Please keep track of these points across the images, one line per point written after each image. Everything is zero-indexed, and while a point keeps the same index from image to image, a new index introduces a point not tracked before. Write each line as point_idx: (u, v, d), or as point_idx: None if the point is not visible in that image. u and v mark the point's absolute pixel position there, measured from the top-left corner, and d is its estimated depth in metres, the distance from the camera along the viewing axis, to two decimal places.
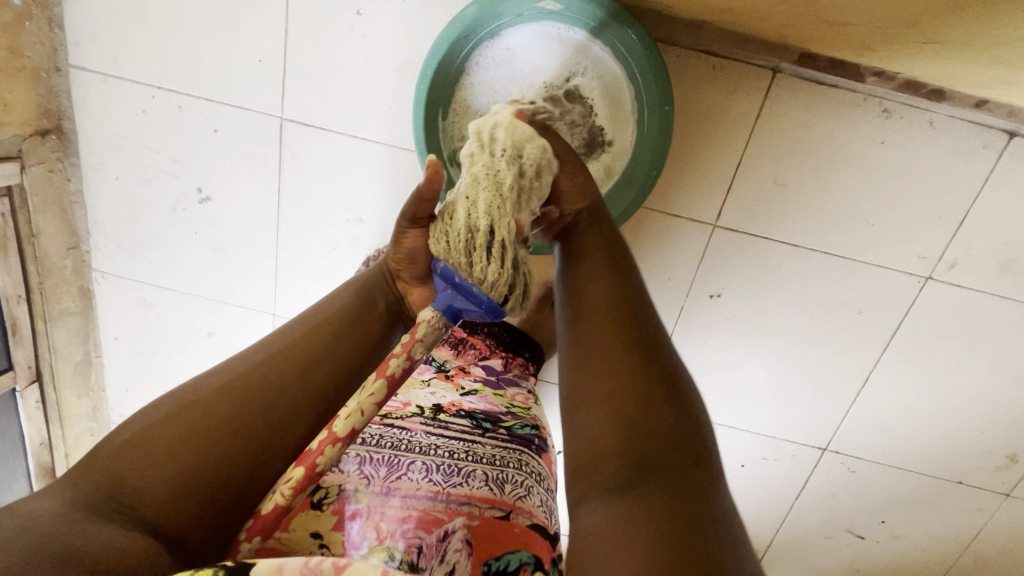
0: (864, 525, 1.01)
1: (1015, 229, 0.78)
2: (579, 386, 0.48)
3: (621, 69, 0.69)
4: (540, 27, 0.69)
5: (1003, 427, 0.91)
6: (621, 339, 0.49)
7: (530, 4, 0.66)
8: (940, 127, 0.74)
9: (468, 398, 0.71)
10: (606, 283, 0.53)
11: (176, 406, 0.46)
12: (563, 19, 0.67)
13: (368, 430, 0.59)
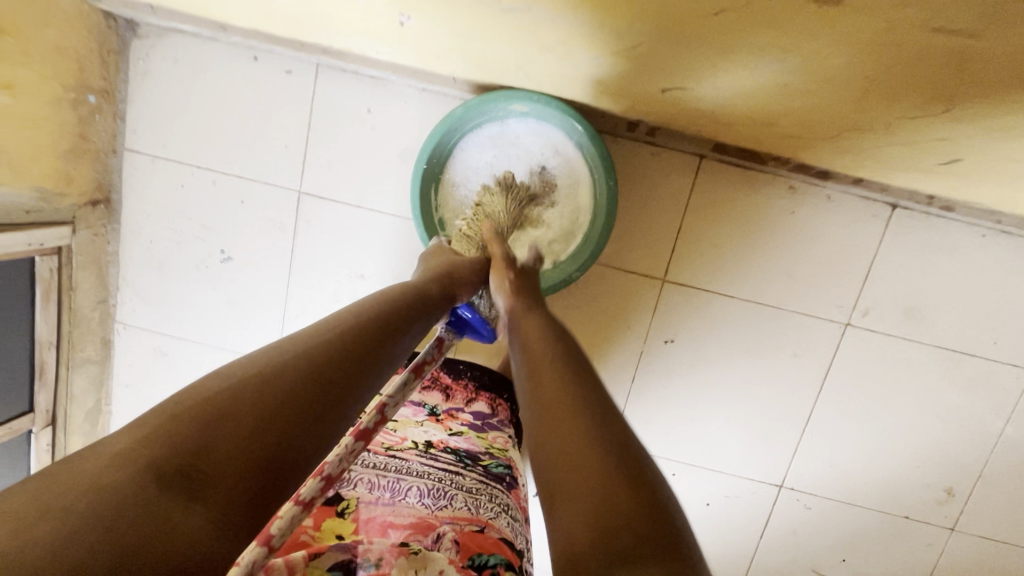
0: (827, 564, 1.06)
1: (911, 282, 0.94)
2: (536, 426, 0.52)
3: (577, 152, 0.86)
4: (513, 123, 0.87)
5: (936, 462, 1.01)
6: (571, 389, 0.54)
7: (504, 107, 0.84)
8: (837, 201, 0.91)
9: (454, 437, 0.81)
10: (557, 351, 0.61)
11: (257, 368, 0.47)
12: (530, 117, 0.86)
13: (376, 458, 0.68)
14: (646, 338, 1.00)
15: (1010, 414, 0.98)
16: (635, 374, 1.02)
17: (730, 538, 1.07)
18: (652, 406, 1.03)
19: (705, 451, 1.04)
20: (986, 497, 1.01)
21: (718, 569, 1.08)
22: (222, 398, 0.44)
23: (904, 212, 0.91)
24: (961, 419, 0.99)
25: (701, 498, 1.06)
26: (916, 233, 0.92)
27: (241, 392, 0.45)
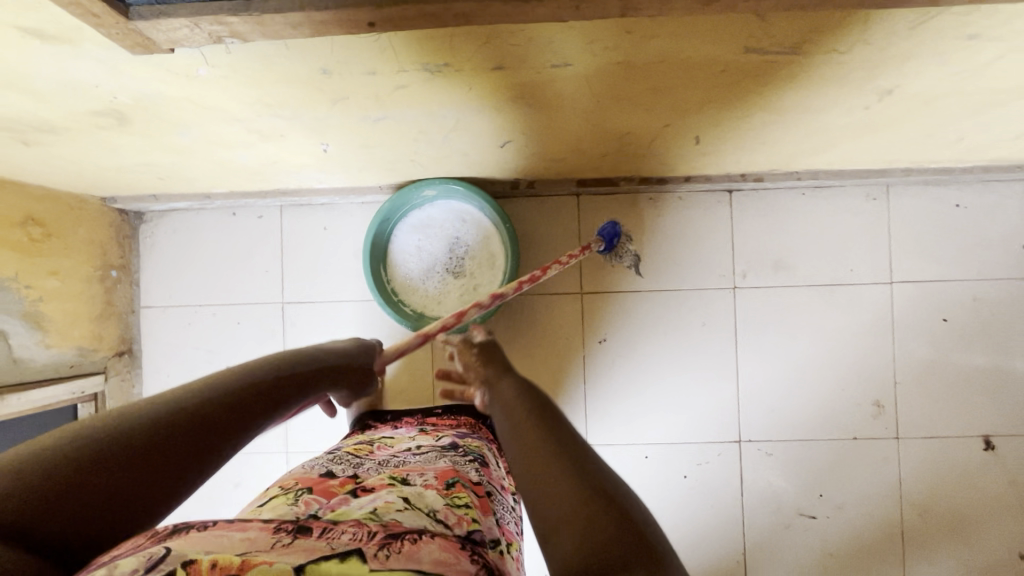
0: (808, 503, 1.17)
1: (769, 241, 1.18)
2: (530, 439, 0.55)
3: (481, 215, 1.14)
4: (430, 208, 1.16)
5: (856, 381, 1.17)
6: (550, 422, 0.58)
7: (419, 198, 1.13)
8: (687, 199, 1.18)
9: (440, 440, 0.85)
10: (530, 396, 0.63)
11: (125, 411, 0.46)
12: (440, 200, 1.14)
13: (370, 455, 0.76)
14: (585, 343, 1.20)
15: (892, 324, 1.18)
16: (587, 375, 1.20)
17: (716, 503, 1.18)
18: (611, 399, 1.19)
19: (667, 428, 1.19)
20: (908, 400, 1.17)
21: (717, 537, 1.17)
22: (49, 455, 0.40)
23: (740, 193, 1.18)
24: (857, 339, 1.18)
25: (679, 472, 1.19)
26: (756, 205, 1.18)
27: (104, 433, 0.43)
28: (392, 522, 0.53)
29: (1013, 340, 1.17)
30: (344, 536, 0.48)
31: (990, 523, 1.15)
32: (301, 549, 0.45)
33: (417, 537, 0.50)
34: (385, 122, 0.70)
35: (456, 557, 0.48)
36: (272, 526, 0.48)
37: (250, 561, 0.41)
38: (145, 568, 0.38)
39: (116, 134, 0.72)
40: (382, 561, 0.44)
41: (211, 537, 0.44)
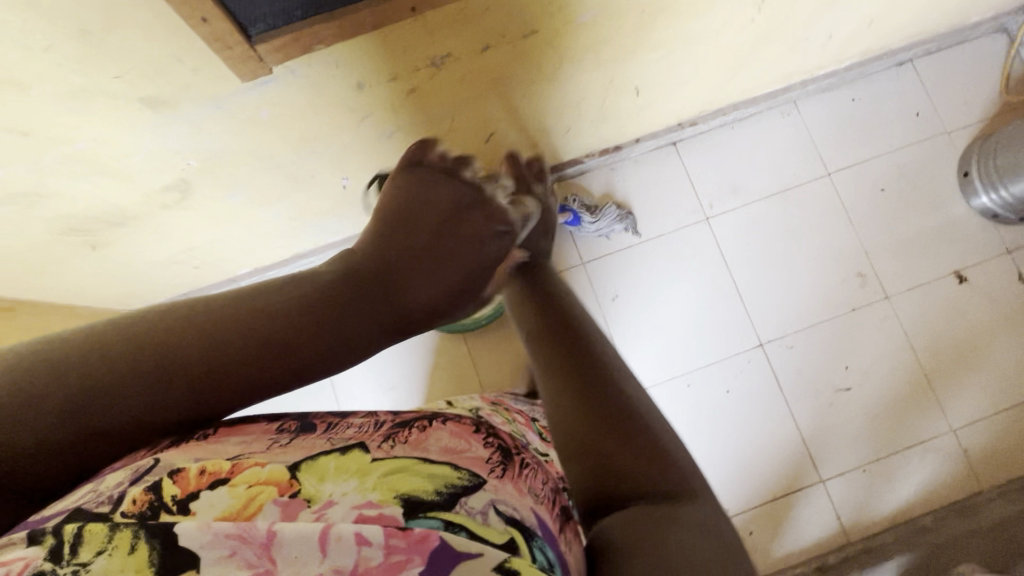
0: (839, 378, 1.29)
1: (720, 173, 1.37)
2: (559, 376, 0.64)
3: None
4: None
5: (836, 262, 1.34)
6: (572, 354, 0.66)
7: None
8: (642, 159, 1.37)
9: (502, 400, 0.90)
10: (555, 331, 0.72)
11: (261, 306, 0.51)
12: None
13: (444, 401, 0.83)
14: (600, 303, 1.33)
15: (845, 205, 1.36)
16: (612, 331, 1.32)
17: (763, 404, 1.28)
18: (640, 345, 1.31)
19: (697, 354, 1.31)
20: (884, 264, 1.34)
21: (777, 435, 1.27)
22: (191, 327, 0.46)
23: (683, 142, 1.38)
24: (821, 227, 1.35)
25: (721, 389, 1.29)
26: (699, 147, 1.38)
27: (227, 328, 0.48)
28: (401, 412, 0.57)
29: (942, 188, 1.37)
30: (351, 428, 0.50)
31: (993, 343, 1.30)
32: (301, 447, 0.46)
33: (426, 422, 0.53)
34: (397, 136, 0.86)
35: (462, 441, 0.51)
36: (274, 424, 0.50)
37: (240, 464, 0.42)
38: (133, 481, 0.39)
39: (174, 212, 0.85)
40: (387, 450, 0.46)
41: (211, 445, 0.45)
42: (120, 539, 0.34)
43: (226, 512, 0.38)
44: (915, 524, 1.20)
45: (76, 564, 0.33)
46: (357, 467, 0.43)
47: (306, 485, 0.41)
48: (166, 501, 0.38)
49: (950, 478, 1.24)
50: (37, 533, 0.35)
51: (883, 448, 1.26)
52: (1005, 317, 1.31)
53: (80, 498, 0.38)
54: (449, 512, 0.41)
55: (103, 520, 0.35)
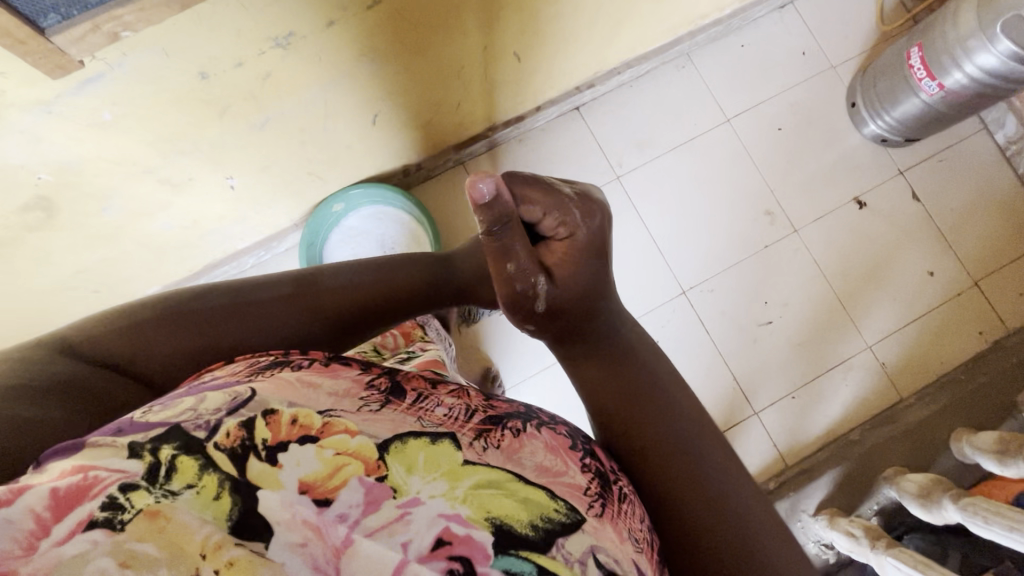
0: (761, 313, 1.34)
1: (624, 130, 1.40)
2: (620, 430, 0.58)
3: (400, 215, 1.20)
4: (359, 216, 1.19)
5: (746, 202, 1.38)
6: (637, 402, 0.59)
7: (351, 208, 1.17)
8: (546, 127, 1.38)
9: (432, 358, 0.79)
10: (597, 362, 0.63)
11: (236, 299, 0.57)
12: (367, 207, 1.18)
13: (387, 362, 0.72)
14: None
15: (746, 148, 1.41)
16: None
17: (692, 347, 1.33)
18: None
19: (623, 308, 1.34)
20: (790, 199, 1.39)
21: (709, 375, 1.32)
22: (181, 313, 0.54)
23: (585, 107, 1.39)
24: (726, 172, 1.39)
25: None
26: (601, 107, 1.40)
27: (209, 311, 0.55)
28: (492, 401, 0.54)
29: (836, 121, 1.43)
30: (440, 410, 0.48)
31: (898, 260, 1.37)
32: (390, 421, 0.44)
33: (521, 427, 0.49)
34: (271, 127, 0.84)
35: (561, 461, 0.48)
36: (364, 379, 0.49)
37: (332, 426, 0.42)
38: (230, 412, 0.40)
39: (48, 233, 0.82)
40: (477, 453, 0.44)
41: (305, 391, 0.44)
42: (207, 484, 0.35)
43: (310, 478, 0.38)
44: (845, 440, 1.27)
45: (166, 490, 0.34)
46: (449, 469, 0.41)
47: (394, 473, 0.40)
48: (258, 443, 0.39)
49: (873, 391, 1.31)
50: (138, 446, 0.36)
51: (809, 374, 1.32)
52: (905, 234, 1.38)
53: (183, 413, 0.39)
54: (544, 556, 0.40)
55: (196, 452, 0.37)
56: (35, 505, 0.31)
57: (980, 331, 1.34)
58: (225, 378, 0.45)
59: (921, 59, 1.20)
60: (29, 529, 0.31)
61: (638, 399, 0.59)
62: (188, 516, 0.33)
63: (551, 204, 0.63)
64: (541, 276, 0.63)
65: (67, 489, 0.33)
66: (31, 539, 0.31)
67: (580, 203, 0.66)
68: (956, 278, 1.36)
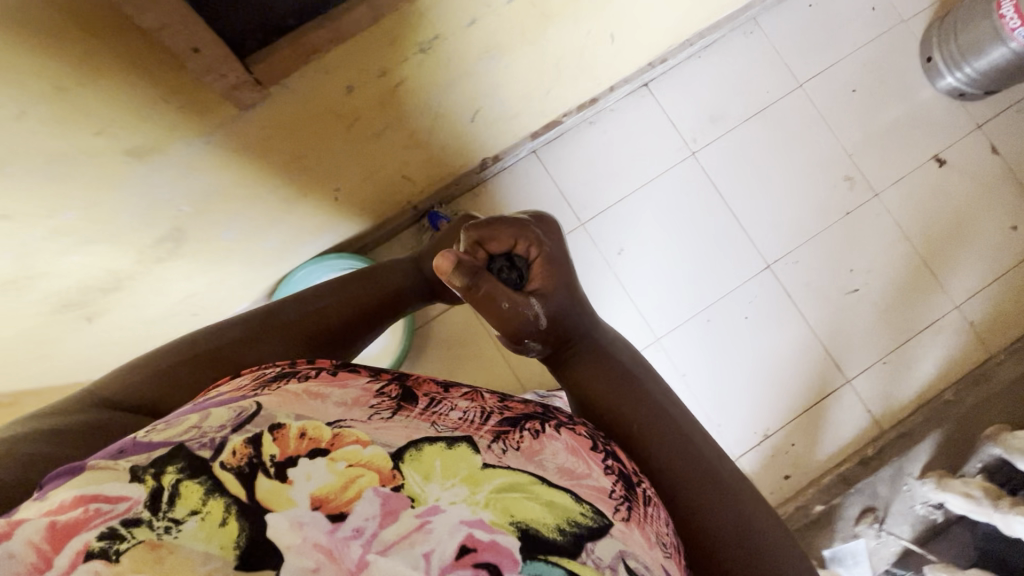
0: (846, 281, 1.33)
1: (694, 104, 1.35)
2: (614, 415, 0.59)
3: None
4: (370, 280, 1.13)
5: (822, 169, 1.36)
6: (622, 387, 0.61)
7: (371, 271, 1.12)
8: (616, 107, 1.34)
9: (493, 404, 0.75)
10: (587, 368, 0.64)
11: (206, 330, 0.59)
12: None
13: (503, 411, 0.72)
14: (604, 258, 1.32)
15: (821, 114, 1.37)
16: (625, 282, 1.32)
17: (782, 322, 1.32)
18: (656, 290, 1.32)
19: (706, 289, 1.32)
20: (868, 162, 1.36)
21: (800, 348, 1.31)
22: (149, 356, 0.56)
23: (653, 83, 1.35)
24: (800, 140, 1.36)
25: (739, 317, 1.32)
26: (670, 82, 1.35)
27: (175, 344, 0.57)
28: (508, 401, 0.52)
29: (910, 77, 1.38)
30: (454, 413, 0.47)
31: (981, 217, 1.35)
32: (401, 428, 0.43)
33: (540, 427, 0.48)
34: (387, 134, 0.82)
35: (584, 462, 0.46)
36: (374, 387, 0.47)
37: (341, 437, 0.40)
38: (234, 428, 0.39)
39: (170, 262, 0.79)
40: (497, 455, 0.43)
41: (311, 402, 0.43)
42: (212, 509, 0.35)
43: (322, 492, 0.37)
44: (941, 401, 1.27)
45: (169, 519, 0.34)
46: (468, 474, 0.40)
47: (410, 482, 0.39)
48: (265, 459, 0.38)
49: (963, 349, 1.31)
50: (140, 469, 0.36)
51: (897, 339, 1.32)
52: (987, 190, 1.36)
53: (188, 436, 0.39)
54: (574, 562, 0.38)
55: (202, 474, 0.36)
56: (34, 537, 0.32)
57: None
58: (231, 394, 0.45)
59: (1014, 8, 1.16)
60: (33, 562, 0.32)
61: (632, 389, 0.61)
62: (192, 548, 0.33)
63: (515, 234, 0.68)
64: (531, 302, 0.65)
65: (67, 521, 0.33)
66: (36, 568, 0.32)
67: (541, 225, 0.71)
68: None
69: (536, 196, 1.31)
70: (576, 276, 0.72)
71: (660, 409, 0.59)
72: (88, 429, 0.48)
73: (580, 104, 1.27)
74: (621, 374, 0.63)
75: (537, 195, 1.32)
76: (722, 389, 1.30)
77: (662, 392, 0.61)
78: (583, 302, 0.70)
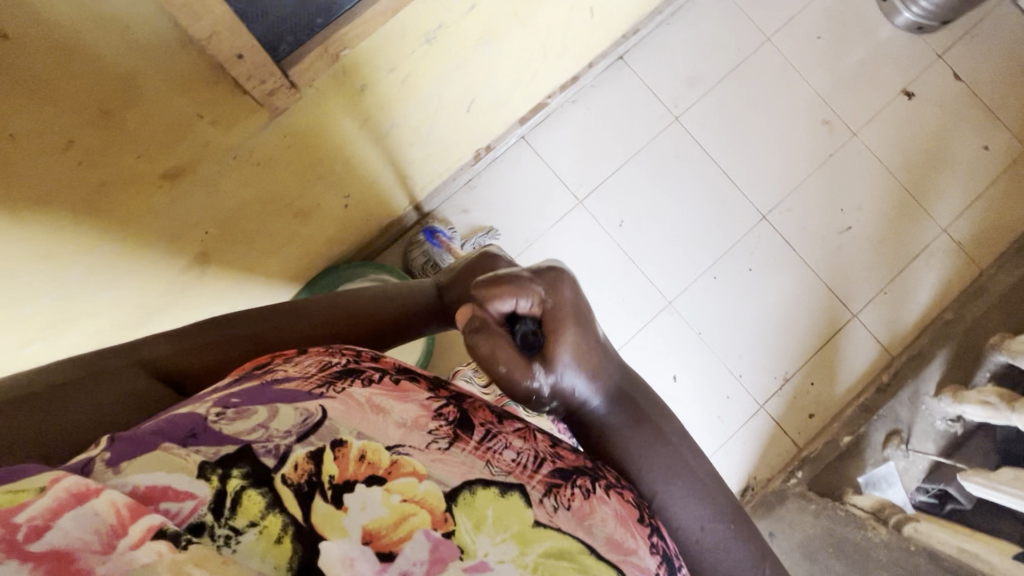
0: (839, 220, 1.38)
1: (669, 70, 1.38)
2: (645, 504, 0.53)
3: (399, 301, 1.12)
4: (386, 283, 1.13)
5: (801, 117, 1.40)
6: (650, 475, 0.53)
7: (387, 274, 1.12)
8: (596, 83, 1.36)
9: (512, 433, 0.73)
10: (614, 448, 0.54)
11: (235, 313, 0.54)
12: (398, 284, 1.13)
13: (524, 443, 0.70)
14: (607, 231, 1.34)
15: (791, 64, 1.41)
16: (630, 251, 1.34)
17: (786, 269, 1.36)
18: (661, 255, 1.35)
19: (709, 248, 1.36)
20: (843, 104, 1.41)
21: (806, 291, 1.36)
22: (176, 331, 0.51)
23: (628, 55, 1.37)
24: (776, 92, 1.40)
25: (744, 269, 1.36)
26: (644, 52, 1.38)
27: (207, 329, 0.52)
28: (561, 448, 0.51)
29: (869, 18, 1.43)
30: (508, 454, 0.46)
31: (954, 142, 1.41)
32: (457, 464, 0.43)
33: (590, 486, 0.47)
34: (394, 131, 0.83)
35: (631, 535, 0.46)
36: (434, 406, 0.47)
37: (400, 466, 0.41)
38: (299, 438, 0.40)
39: (196, 290, 0.78)
40: (548, 512, 0.43)
41: (374, 419, 0.43)
42: (269, 525, 0.36)
43: (374, 526, 0.37)
44: (942, 321, 1.33)
45: (230, 528, 0.35)
46: (519, 531, 0.40)
47: (461, 529, 0.39)
48: (324, 480, 0.38)
49: (955, 268, 1.37)
50: (208, 467, 0.36)
51: (895, 268, 1.37)
52: (956, 115, 1.42)
53: (257, 435, 0.39)
54: None
55: (264, 484, 0.37)
56: (117, 502, 0.31)
57: None
58: (298, 384, 0.44)
59: None
60: (109, 525, 0.30)
61: (662, 474, 0.54)
62: (248, 562, 0.34)
63: (520, 288, 0.52)
64: (540, 390, 0.51)
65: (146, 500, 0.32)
66: (110, 535, 0.30)
67: (543, 283, 0.53)
68: (1010, 148, 1.42)
69: (531, 180, 1.33)
70: (593, 319, 0.54)
71: (688, 493, 0.54)
72: (121, 393, 0.46)
73: (563, 85, 1.29)
74: (651, 456, 0.54)
75: (531, 179, 1.33)
76: (739, 340, 1.34)
77: (692, 464, 0.55)
78: (609, 369, 0.54)
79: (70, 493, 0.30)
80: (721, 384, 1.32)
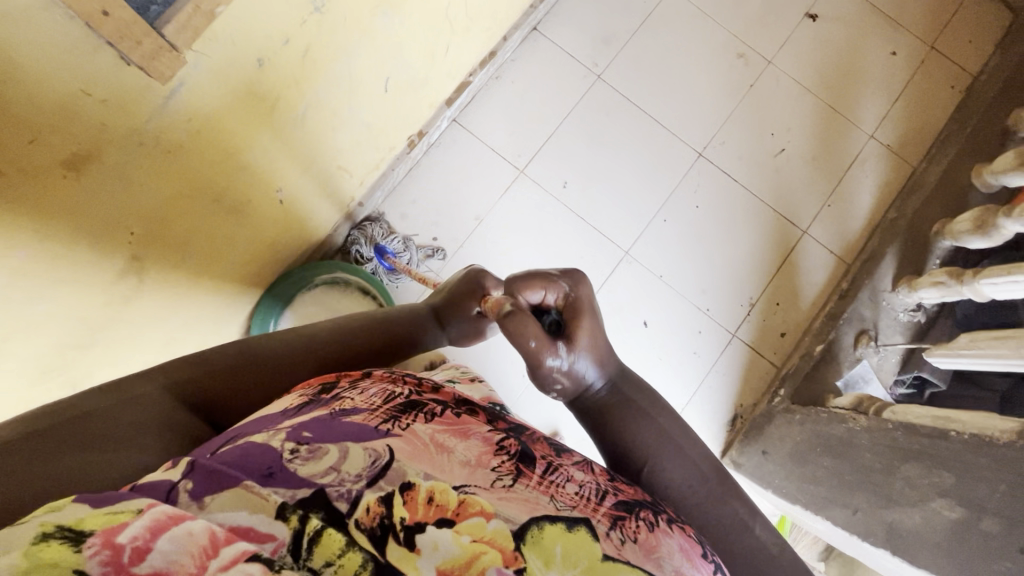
0: (772, 144, 1.43)
1: (583, 33, 1.43)
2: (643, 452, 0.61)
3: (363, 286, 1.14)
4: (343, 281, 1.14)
5: (716, 55, 1.45)
6: (647, 430, 0.62)
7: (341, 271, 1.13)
8: (516, 57, 1.40)
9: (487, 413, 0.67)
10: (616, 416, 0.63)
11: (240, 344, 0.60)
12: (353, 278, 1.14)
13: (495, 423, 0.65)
14: (552, 194, 1.37)
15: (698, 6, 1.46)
16: (579, 210, 1.37)
17: (730, 199, 1.40)
18: (610, 208, 1.38)
19: (654, 193, 1.39)
20: (754, 36, 1.47)
21: (753, 217, 1.40)
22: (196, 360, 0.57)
23: (541, 25, 1.41)
24: (688, 35, 1.45)
25: (691, 206, 1.39)
26: (555, 19, 1.42)
27: (220, 357, 0.58)
28: (619, 481, 0.51)
29: None
30: (571, 486, 0.46)
31: (864, 54, 1.48)
32: (520, 500, 0.43)
33: (653, 519, 0.46)
34: (310, 112, 0.85)
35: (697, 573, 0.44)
36: (494, 439, 0.49)
37: (468, 505, 0.41)
38: (370, 481, 0.41)
39: (140, 300, 0.78)
40: (616, 546, 0.42)
41: (438, 456, 0.45)
42: (347, 562, 0.35)
43: (447, 566, 0.37)
44: (886, 221, 1.38)
45: (308, 568, 0.34)
46: (588, 565, 0.40)
47: (532, 567, 0.38)
48: (397, 521, 0.39)
49: (888, 170, 1.43)
50: (288, 508, 0.38)
51: (833, 181, 1.42)
52: (861, 28, 1.49)
53: (330, 478, 0.41)
54: None
55: (342, 528, 0.37)
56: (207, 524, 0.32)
57: (952, 85, 1.47)
58: (364, 418, 0.47)
59: None
60: (202, 546, 0.31)
61: (660, 431, 0.62)
62: None
63: (549, 283, 0.67)
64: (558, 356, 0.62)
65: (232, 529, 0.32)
66: (203, 556, 0.30)
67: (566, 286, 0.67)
68: (916, 49, 1.48)
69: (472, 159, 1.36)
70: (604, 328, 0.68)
71: (684, 449, 0.62)
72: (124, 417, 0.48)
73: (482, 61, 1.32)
74: (646, 411, 0.64)
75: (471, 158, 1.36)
76: (699, 274, 1.37)
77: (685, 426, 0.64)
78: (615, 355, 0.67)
79: (167, 515, 0.31)
80: (690, 319, 1.35)
